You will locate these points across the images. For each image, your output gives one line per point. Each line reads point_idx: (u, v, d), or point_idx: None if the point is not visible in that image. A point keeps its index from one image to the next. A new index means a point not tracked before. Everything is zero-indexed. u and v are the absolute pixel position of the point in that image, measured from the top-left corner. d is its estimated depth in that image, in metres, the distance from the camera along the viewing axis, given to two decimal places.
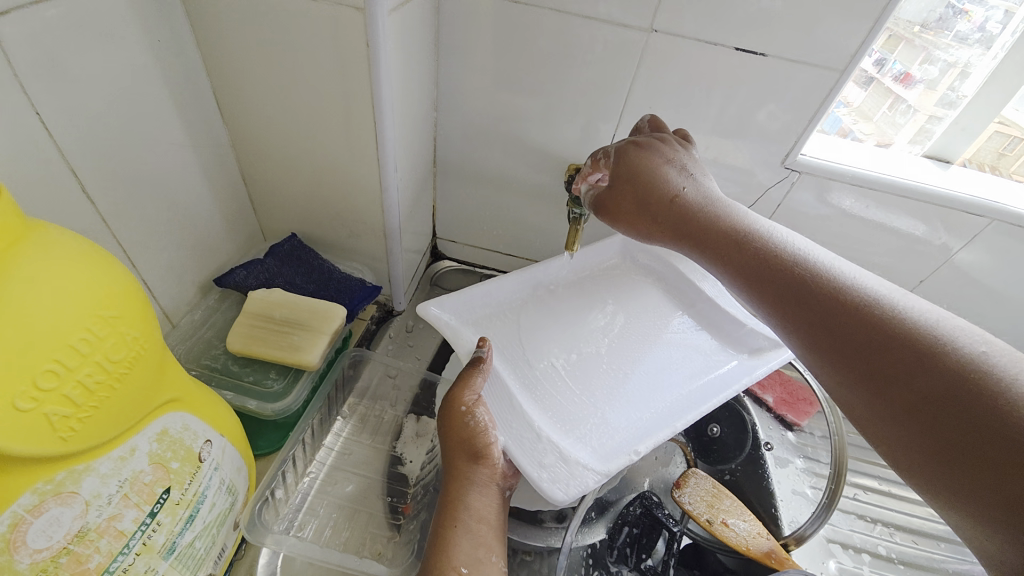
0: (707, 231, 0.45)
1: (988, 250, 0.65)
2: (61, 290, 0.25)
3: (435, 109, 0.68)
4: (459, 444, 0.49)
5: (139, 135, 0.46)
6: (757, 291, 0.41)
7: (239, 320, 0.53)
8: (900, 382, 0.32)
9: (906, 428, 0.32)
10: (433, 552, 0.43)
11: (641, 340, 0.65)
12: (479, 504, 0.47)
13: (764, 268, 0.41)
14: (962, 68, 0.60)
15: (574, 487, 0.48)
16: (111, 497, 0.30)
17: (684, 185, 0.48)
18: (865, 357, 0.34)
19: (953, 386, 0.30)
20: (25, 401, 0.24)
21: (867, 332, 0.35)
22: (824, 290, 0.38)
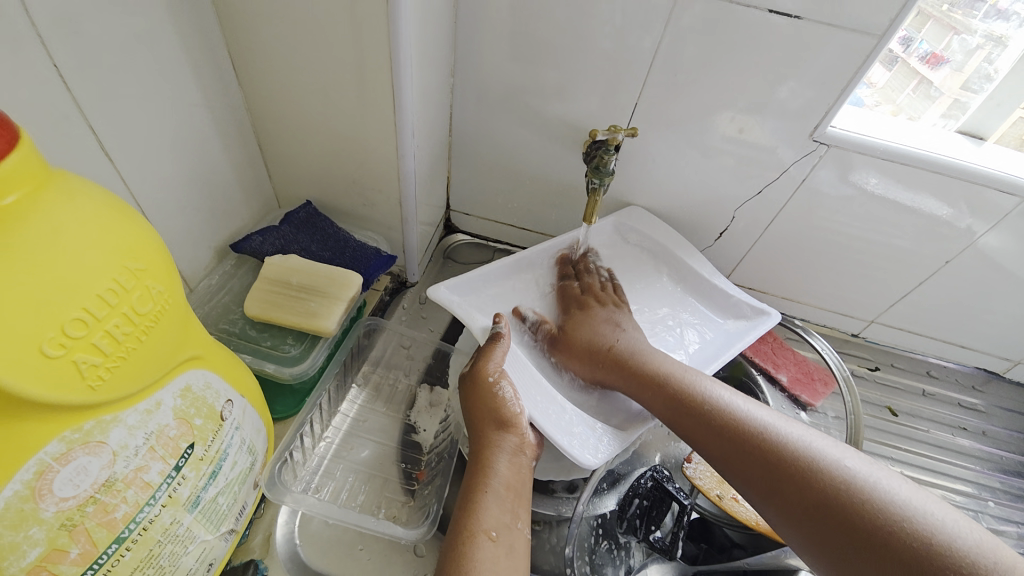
0: (639, 375, 0.56)
1: (1014, 235, 0.63)
2: (87, 239, 0.25)
3: (452, 76, 0.66)
4: (484, 414, 0.49)
5: (155, 92, 0.45)
6: (688, 429, 0.51)
7: (256, 285, 0.53)
8: (802, 500, 0.42)
9: (815, 536, 0.40)
10: (461, 515, 0.44)
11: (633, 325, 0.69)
12: (506, 471, 0.47)
13: (683, 409, 0.51)
14: (992, 46, 0.58)
15: (602, 451, 0.51)
16: (137, 449, 0.30)
17: (616, 337, 0.60)
18: (770, 478, 0.44)
19: (832, 500, 0.41)
20: (53, 347, 0.24)
21: (771, 460, 0.45)
22: (730, 423, 0.48)
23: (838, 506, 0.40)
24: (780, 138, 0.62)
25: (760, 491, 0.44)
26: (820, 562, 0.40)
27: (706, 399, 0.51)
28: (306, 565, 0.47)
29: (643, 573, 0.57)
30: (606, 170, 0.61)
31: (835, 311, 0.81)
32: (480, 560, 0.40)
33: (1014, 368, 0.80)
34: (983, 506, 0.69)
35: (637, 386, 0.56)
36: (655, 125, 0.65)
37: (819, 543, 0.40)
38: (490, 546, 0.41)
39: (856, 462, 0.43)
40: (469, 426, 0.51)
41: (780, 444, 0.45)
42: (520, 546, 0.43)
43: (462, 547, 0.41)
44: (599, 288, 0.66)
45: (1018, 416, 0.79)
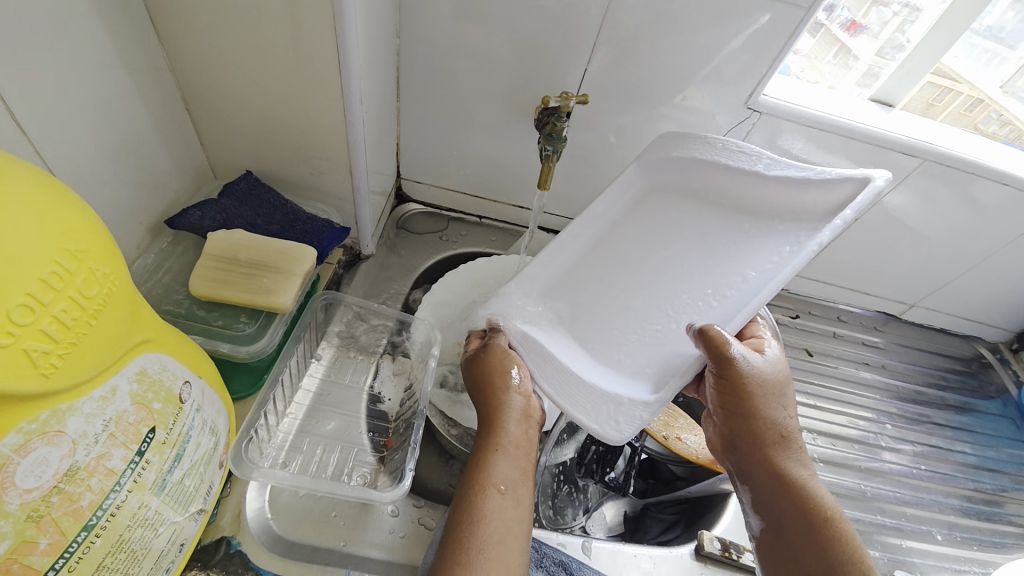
0: (780, 480, 0.47)
1: (910, 194, 0.72)
2: (18, 220, 0.23)
3: (398, 35, 0.64)
4: (495, 379, 0.52)
5: (66, 52, 0.40)
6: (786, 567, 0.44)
7: (199, 263, 0.50)
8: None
9: None
10: (471, 471, 0.46)
11: (693, 258, 0.60)
12: (517, 433, 0.49)
13: (795, 544, 0.45)
14: (909, 15, 0.63)
15: (625, 424, 0.50)
16: (97, 437, 0.29)
17: (768, 400, 0.49)
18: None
19: None
20: (1, 337, 0.22)
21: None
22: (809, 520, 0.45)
23: None
24: (718, 105, 0.66)
25: None
26: None
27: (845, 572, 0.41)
28: (280, 537, 0.48)
29: (601, 510, 0.66)
30: (558, 137, 0.62)
31: None
32: (489, 511, 0.43)
33: (908, 310, 0.92)
34: (882, 428, 0.82)
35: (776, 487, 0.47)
36: (603, 91, 0.66)
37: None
38: (499, 498, 0.45)
39: None
40: (473, 390, 0.54)
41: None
42: (526, 501, 0.46)
43: (474, 501, 0.44)
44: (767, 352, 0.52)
45: (911, 350, 0.92)
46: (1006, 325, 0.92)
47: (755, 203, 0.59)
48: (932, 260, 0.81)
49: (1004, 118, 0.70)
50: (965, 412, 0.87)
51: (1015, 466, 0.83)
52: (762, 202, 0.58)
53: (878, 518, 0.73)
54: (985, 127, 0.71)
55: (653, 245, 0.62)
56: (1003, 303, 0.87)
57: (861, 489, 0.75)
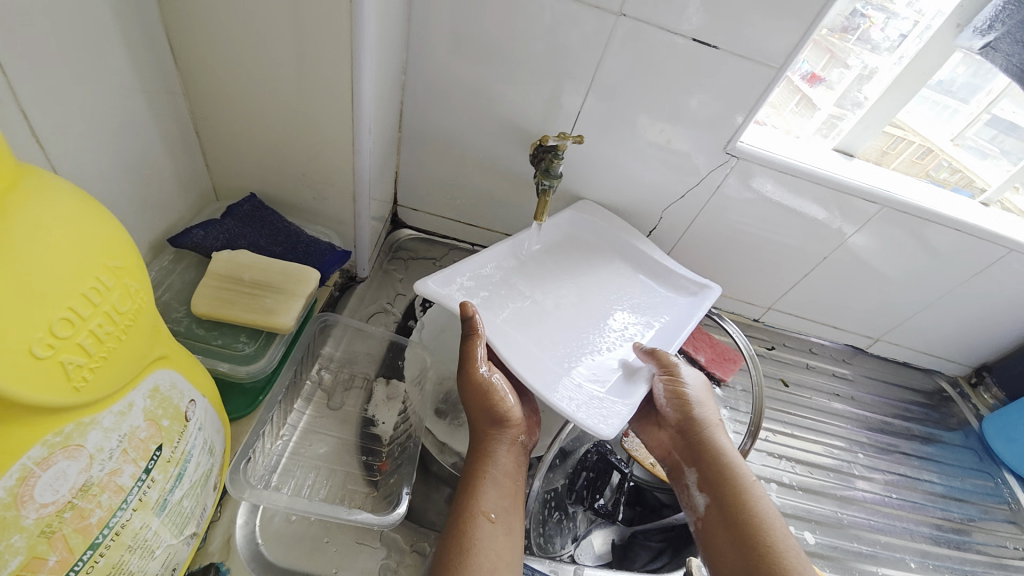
0: (718, 468, 0.55)
1: (872, 236, 0.79)
2: (68, 238, 0.24)
3: (405, 72, 0.67)
4: (484, 407, 0.52)
5: (91, 75, 0.42)
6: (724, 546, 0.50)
7: (203, 282, 0.50)
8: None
9: None
10: (462, 500, 0.48)
11: (596, 302, 0.70)
12: (507, 463, 0.51)
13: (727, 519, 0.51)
14: (868, 73, 0.71)
15: (612, 419, 0.53)
16: (112, 452, 0.29)
17: (699, 398, 0.59)
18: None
19: None
20: (42, 348, 0.23)
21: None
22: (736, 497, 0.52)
23: None
24: (699, 150, 0.71)
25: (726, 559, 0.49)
26: None
27: (766, 542, 0.49)
28: (271, 564, 0.47)
29: (589, 539, 0.66)
30: (553, 173, 0.66)
31: (741, 300, 0.94)
32: (481, 539, 0.45)
33: (874, 344, 0.98)
34: (854, 456, 0.86)
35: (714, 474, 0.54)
36: (595, 131, 0.71)
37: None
38: (489, 526, 0.46)
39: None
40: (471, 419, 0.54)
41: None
42: (517, 527, 0.47)
43: (464, 530, 0.45)
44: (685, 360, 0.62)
45: (877, 382, 0.98)
46: (962, 360, 0.98)
47: (652, 266, 0.75)
48: (893, 297, 0.88)
49: (954, 167, 0.78)
50: (931, 443, 0.92)
51: (983, 496, 0.88)
52: (652, 270, 0.75)
53: (855, 546, 0.76)
54: (936, 173, 0.78)
55: (558, 283, 0.70)
56: (957, 339, 0.94)
57: (838, 516, 0.78)
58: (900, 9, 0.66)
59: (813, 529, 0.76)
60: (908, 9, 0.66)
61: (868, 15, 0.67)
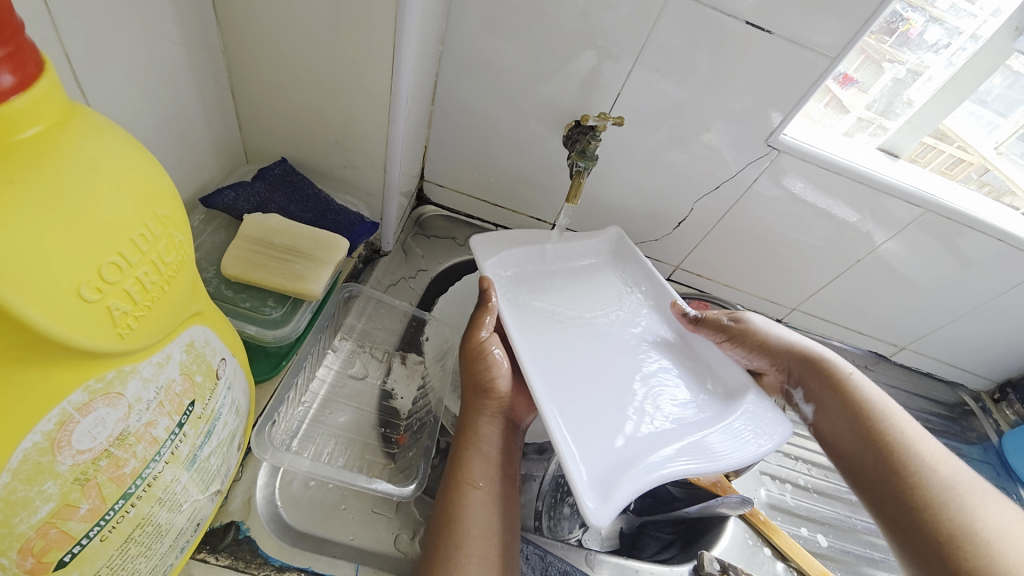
0: (824, 383, 0.59)
1: (912, 241, 0.76)
2: (118, 181, 0.24)
3: (442, 43, 0.65)
4: (475, 378, 0.54)
5: (133, 25, 0.41)
6: (842, 436, 0.57)
7: (234, 244, 0.50)
8: (922, 541, 0.47)
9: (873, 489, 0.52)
10: (450, 467, 0.48)
11: (566, 307, 0.65)
12: (491, 431, 0.51)
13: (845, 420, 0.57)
14: (922, 74, 0.68)
15: (772, 432, 0.54)
16: (149, 403, 0.29)
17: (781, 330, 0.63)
18: (904, 512, 0.49)
19: (896, 470, 0.51)
20: (91, 292, 0.22)
21: (913, 504, 0.49)
22: (847, 403, 0.57)
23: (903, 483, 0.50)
24: (739, 141, 0.69)
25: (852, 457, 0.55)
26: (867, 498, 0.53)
27: (879, 426, 0.54)
28: (289, 527, 0.47)
29: (595, 523, 0.64)
30: (590, 155, 0.66)
31: (765, 298, 0.91)
32: (466, 506, 0.45)
33: (899, 352, 0.96)
34: None
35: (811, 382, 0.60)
36: (634, 115, 0.69)
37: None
38: (476, 494, 0.46)
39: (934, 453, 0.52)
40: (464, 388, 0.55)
41: (924, 483, 0.50)
42: (505, 498, 0.47)
43: (453, 494, 0.46)
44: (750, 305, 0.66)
45: (899, 391, 0.96)
46: (986, 374, 0.96)
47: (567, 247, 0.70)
48: (926, 305, 0.85)
49: (986, 178, 0.74)
50: None
51: None
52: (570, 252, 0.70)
53: (867, 552, 0.74)
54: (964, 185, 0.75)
55: (542, 308, 0.63)
56: (987, 352, 0.91)
57: (853, 522, 0.76)
58: (938, 11, 0.63)
59: (826, 531, 0.74)
60: (944, 12, 0.63)
61: (908, 17, 0.63)
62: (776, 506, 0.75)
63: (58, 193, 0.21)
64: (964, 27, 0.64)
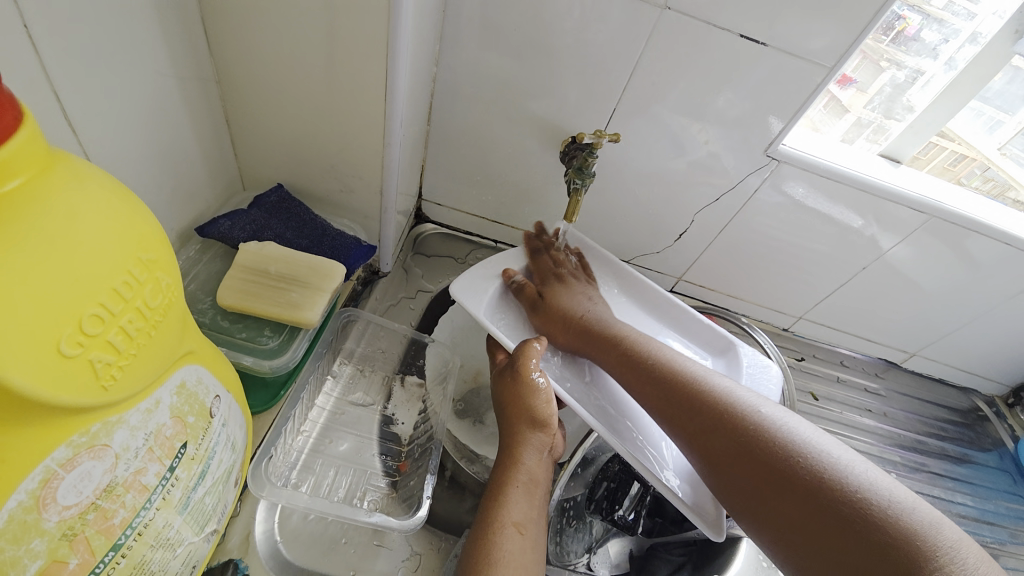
0: (628, 357, 0.60)
1: (916, 248, 0.75)
2: (100, 230, 0.23)
3: (436, 64, 0.66)
4: (525, 410, 0.52)
5: (125, 60, 0.41)
6: (672, 413, 0.54)
7: (230, 274, 0.49)
8: (774, 482, 0.45)
9: (728, 475, 0.48)
10: (490, 507, 0.46)
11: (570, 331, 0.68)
12: (533, 465, 0.50)
13: (668, 394, 0.55)
14: (922, 78, 0.67)
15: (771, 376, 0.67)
16: (138, 451, 0.28)
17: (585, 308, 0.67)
18: (748, 463, 0.47)
19: (736, 442, 0.48)
20: (72, 346, 0.22)
21: (756, 473, 0.46)
22: (668, 375, 0.56)
23: (750, 453, 0.47)
24: (738, 151, 0.68)
25: (695, 440, 0.51)
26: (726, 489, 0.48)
27: (700, 391, 0.53)
28: (289, 562, 0.46)
29: (605, 547, 0.64)
30: (587, 171, 0.65)
31: (771, 308, 0.90)
32: (510, 552, 0.43)
33: (909, 359, 0.94)
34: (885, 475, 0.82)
35: (608, 345, 0.63)
36: (630, 129, 0.68)
37: (766, 516, 0.44)
38: (519, 538, 0.44)
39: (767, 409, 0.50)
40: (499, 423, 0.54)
41: (739, 413, 0.50)
42: (541, 540, 0.46)
43: (492, 537, 0.43)
44: (567, 261, 0.74)
45: (911, 399, 0.94)
46: (999, 379, 0.94)
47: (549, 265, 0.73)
48: (934, 310, 0.83)
49: (989, 174, 0.73)
50: (965, 464, 0.88)
51: (1015, 520, 0.84)
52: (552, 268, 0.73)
53: None
54: (968, 181, 0.74)
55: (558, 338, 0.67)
56: (998, 357, 0.90)
57: None
58: (936, 10, 0.61)
59: None
60: (943, 11, 0.62)
61: (904, 15, 0.62)
62: None
63: (37, 247, 0.21)
64: (964, 28, 0.63)
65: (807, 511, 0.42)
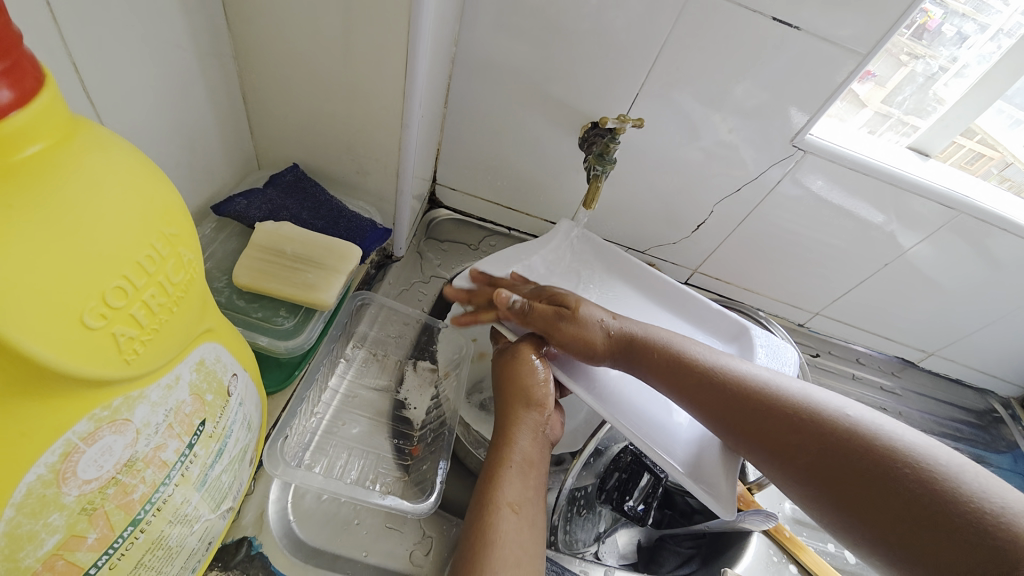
0: (664, 356, 0.52)
1: (942, 245, 0.73)
2: (123, 201, 0.23)
3: (455, 44, 0.64)
4: (519, 390, 0.51)
5: (143, 32, 0.40)
6: (728, 414, 0.47)
7: (246, 253, 0.49)
8: (863, 480, 0.40)
9: (809, 478, 0.43)
10: (484, 487, 0.45)
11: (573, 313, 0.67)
12: (528, 446, 0.49)
13: (718, 392, 0.48)
14: (956, 70, 0.64)
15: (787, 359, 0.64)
16: (158, 427, 0.28)
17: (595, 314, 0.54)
18: (831, 465, 0.42)
19: (807, 440, 0.43)
20: (95, 318, 0.22)
21: (845, 470, 0.41)
22: (708, 370, 0.50)
23: (828, 450, 0.42)
24: (764, 141, 0.66)
25: (761, 444, 0.45)
26: (805, 493, 0.43)
27: (753, 385, 0.48)
28: (302, 542, 0.46)
29: (613, 537, 0.64)
30: (607, 158, 0.64)
31: (787, 303, 0.89)
32: (504, 532, 0.42)
33: (926, 358, 0.92)
34: None
35: (651, 354, 0.52)
36: (653, 116, 0.66)
37: (858, 519, 0.40)
38: (513, 519, 0.43)
39: (826, 398, 0.46)
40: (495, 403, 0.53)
41: (802, 408, 0.45)
42: (537, 521, 0.45)
43: (485, 518, 0.43)
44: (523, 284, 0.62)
45: (927, 399, 0.92)
46: (1017, 381, 0.93)
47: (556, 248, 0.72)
48: (957, 310, 0.81)
49: (1007, 173, 0.70)
50: None
51: None
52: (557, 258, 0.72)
53: None
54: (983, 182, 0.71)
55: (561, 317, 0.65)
56: (1018, 359, 0.88)
57: None
58: (960, 4, 0.59)
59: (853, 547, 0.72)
60: (967, 6, 0.60)
61: (927, 9, 0.59)
62: (798, 519, 0.72)
63: (61, 216, 0.20)
64: (991, 24, 0.60)
65: (911, 507, 0.38)
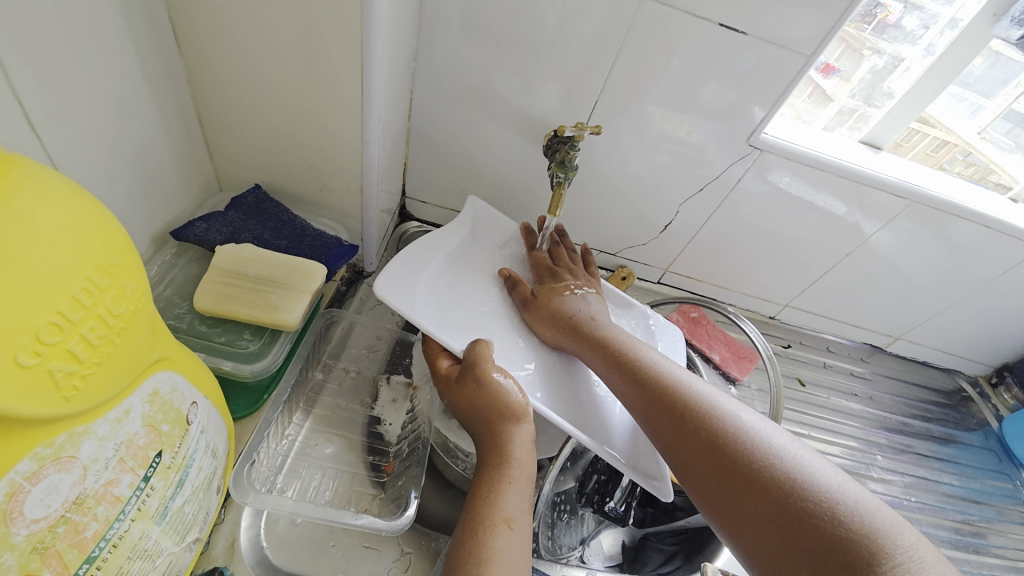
0: (614, 357, 0.56)
1: (899, 233, 0.76)
2: (58, 234, 0.23)
3: (415, 59, 0.65)
4: (498, 405, 0.50)
5: (91, 60, 0.39)
6: (651, 416, 0.50)
7: (206, 277, 0.48)
8: (751, 484, 0.42)
9: (707, 475, 0.45)
10: (477, 506, 0.44)
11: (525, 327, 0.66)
12: (523, 457, 0.48)
13: (648, 396, 0.51)
14: (900, 66, 0.67)
15: None
16: (108, 462, 0.27)
17: (581, 308, 0.62)
18: (726, 464, 0.44)
19: (714, 440, 0.46)
20: (29, 356, 0.21)
21: (736, 472, 0.43)
22: (646, 376, 0.53)
23: (729, 453, 0.44)
24: (722, 141, 0.68)
25: (673, 442, 0.48)
26: (699, 490, 0.45)
27: (678, 393, 0.50)
28: (277, 568, 0.46)
29: (597, 539, 0.65)
30: (568, 164, 0.65)
31: (757, 297, 0.91)
32: (499, 549, 0.42)
33: (893, 343, 0.95)
34: (872, 458, 0.85)
35: (598, 353, 0.57)
36: (613, 121, 0.68)
37: (740, 520, 0.42)
38: (509, 534, 0.43)
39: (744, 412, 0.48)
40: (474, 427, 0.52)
41: (718, 415, 0.47)
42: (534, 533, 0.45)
43: (484, 535, 0.42)
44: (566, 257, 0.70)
45: (897, 382, 0.95)
46: (984, 360, 0.95)
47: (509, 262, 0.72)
48: (918, 294, 0.84)
49: (971, 159, 0.74)
50: (949, 444, 0.91)
51: (1000, 498, 0.88)
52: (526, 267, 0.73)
53: None
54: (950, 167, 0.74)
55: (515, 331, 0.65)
56: (981, 338, 0.91)
57: None
58: None
59: None
60: None
61: (885, 4, 0.62)
62: None
63: None
64: (942, 13, 0.63)
65: (786, 514, 0.40)
